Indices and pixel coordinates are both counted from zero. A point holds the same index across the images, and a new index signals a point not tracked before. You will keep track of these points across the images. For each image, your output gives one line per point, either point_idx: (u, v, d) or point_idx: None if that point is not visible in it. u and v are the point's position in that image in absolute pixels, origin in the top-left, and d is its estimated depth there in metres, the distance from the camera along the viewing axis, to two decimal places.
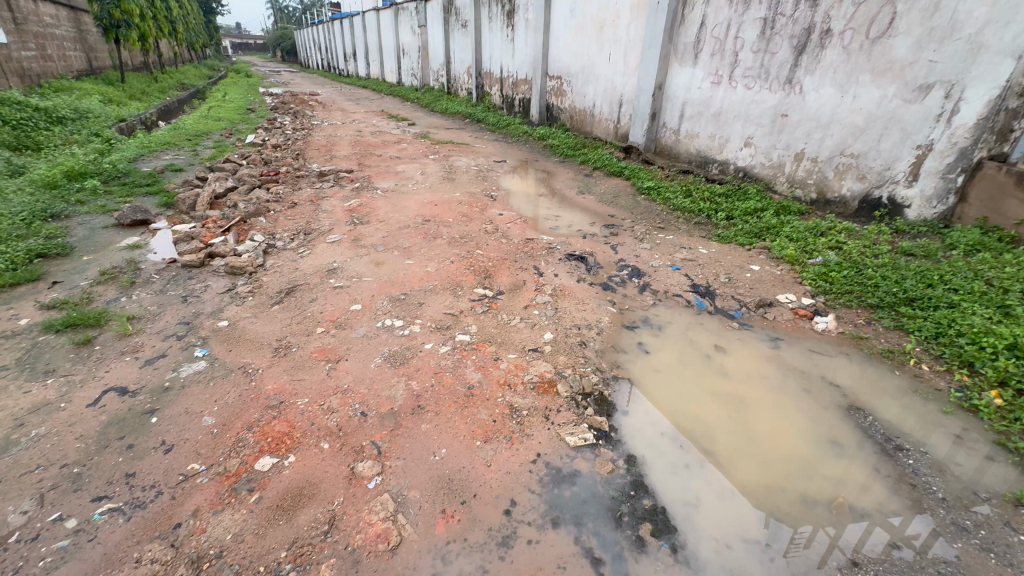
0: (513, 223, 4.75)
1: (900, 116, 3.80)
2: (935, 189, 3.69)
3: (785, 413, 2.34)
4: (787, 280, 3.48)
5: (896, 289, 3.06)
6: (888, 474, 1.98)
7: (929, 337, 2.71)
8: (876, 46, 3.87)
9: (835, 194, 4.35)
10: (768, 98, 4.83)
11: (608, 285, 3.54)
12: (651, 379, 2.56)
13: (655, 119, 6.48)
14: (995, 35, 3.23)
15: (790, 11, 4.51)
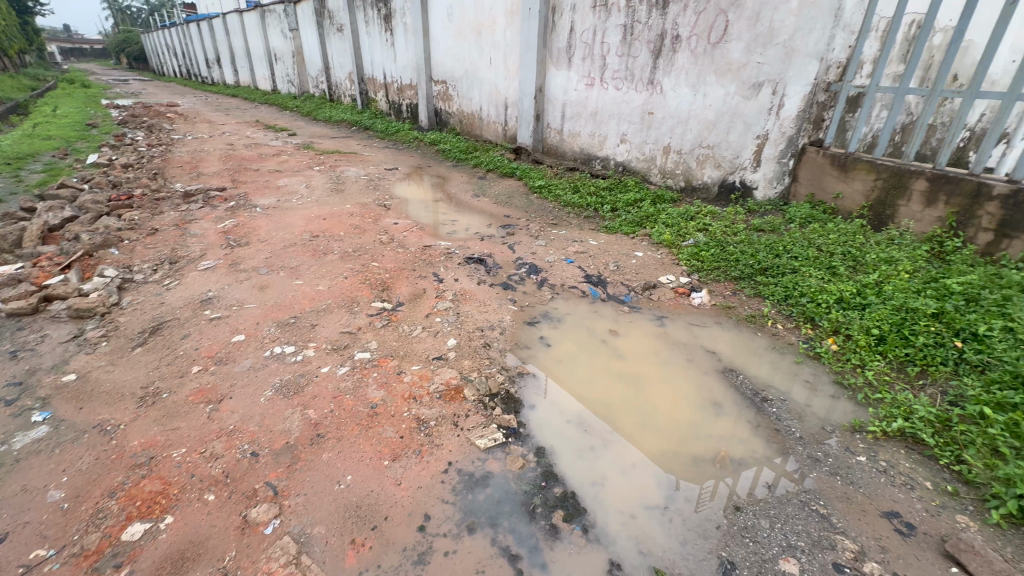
0: (409, 231, 4.65)
1: (741, 111, 4.35)
2: (774, 172, 4.29)
3: (674, 383, 2.57)
4: (667, 262, 3.83)
5: (752, 261, 3.51)
6: (759, 424, 2.26)
7: (780, 299, 3.15)
8: (716, 50, 4.40)
9: (699, 181, 4.86)
10: (636, 98, 5.28)
11: (508, 284, 3.61)
12: (554, 369, 2.66)
13: (539, 120, 6.75)
14: (802, 40, 3.83)
15: (644, 18, 4.96)
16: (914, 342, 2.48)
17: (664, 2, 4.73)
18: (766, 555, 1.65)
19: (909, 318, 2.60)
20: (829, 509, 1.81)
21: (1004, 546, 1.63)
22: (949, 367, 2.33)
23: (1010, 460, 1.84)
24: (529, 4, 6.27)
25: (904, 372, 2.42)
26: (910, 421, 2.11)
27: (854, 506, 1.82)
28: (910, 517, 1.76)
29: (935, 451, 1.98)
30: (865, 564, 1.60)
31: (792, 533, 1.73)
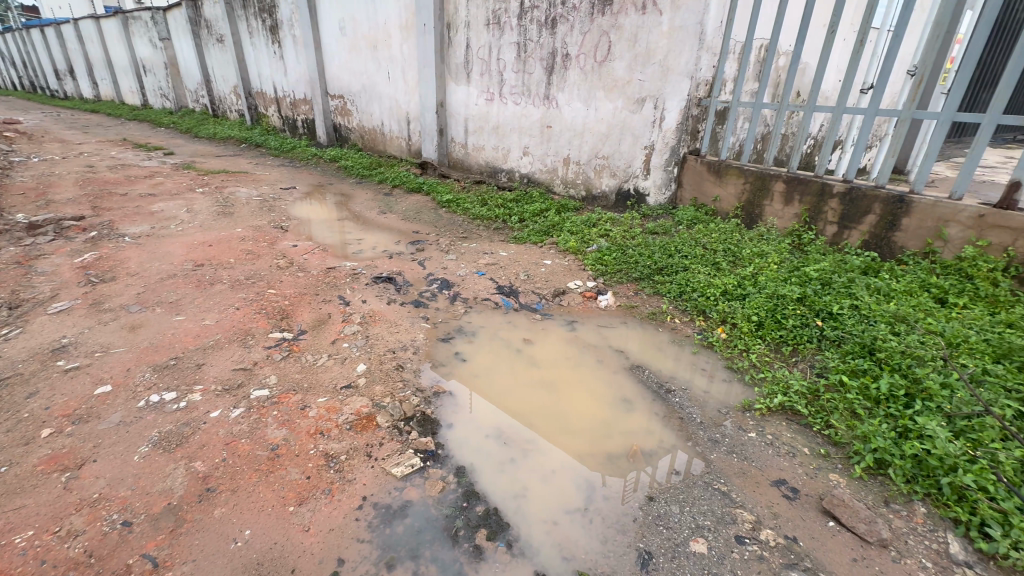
0: (310, 253, 4.37)
1: (629, 124, 4.68)
2: (662, 179, 4.65)
3: (587, 385, 2.66)
4: (574, 268, 3.99)
5: (649, 262, 3.77)
6: (665, 415, 2.41)
7: (676, 296, 3.40)
8: (602, 68, 4.72)
9: (598, 190, 5.13)
10: (534, 112, 5.49)
11: (419, 301, 3.52)
12: (470, 384, 2.63)
13: (443, 135, 6.75)
14: (675, 60, 4.22)
15: (536, 37, 5.20)
16: (785, 325, 2.81)
17: (552, 22, 5.00)
18: (678, 540, 1.75)
19: (780, 303, 2.94)
20: (728, 485, 1.97)
21: (866, 495, 1.88)
22: (814, 344, 2.67)
23: (864, 419, 2.13)
24: (423, 20, 6.27)
25: (780, 352, 2.73)
26: (788, 395, 2.37)
27: (749, 479, 1.99)
28: (794, 482, 1.97)
29: (809, 419, 2.24)
30: (762, 532, 1.76)
31: (699, 513, 1.85)
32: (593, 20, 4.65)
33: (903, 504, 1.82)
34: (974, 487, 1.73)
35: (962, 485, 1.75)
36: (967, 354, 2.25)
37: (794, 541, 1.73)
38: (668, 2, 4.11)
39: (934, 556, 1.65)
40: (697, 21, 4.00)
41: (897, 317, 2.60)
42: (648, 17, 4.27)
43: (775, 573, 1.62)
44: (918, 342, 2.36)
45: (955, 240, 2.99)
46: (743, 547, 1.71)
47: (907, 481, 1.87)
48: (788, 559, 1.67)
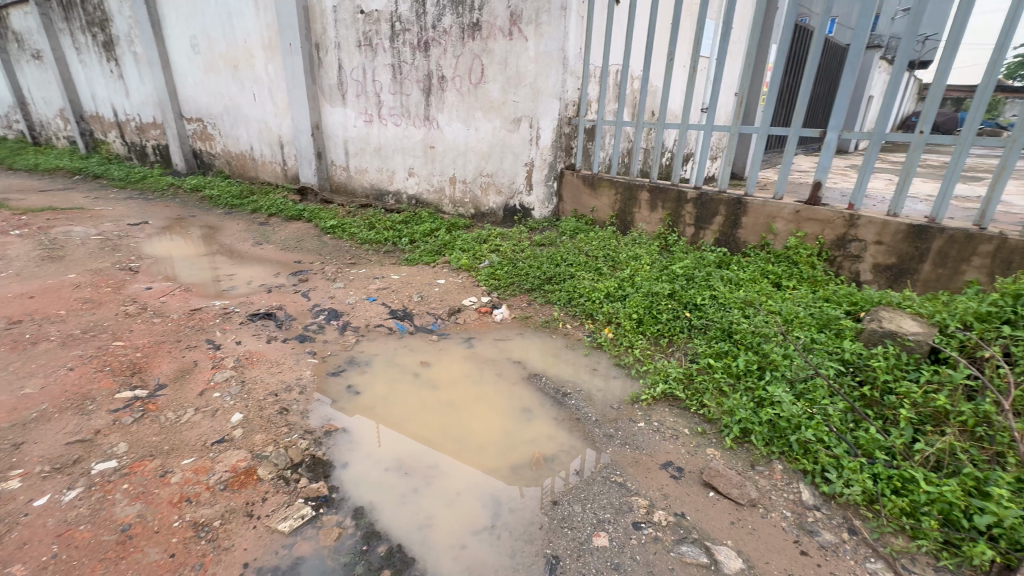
0: (169, 295, 3.84)
1: (508, 143, 4.87)
2: (544, 194, 4.88)
3: (487, 400, 2.66)
4: (468, 285, 4.00)
5: (539, 273, 3.92)
6: (563, 418, 2.49)
7: (566, 302, 3.57)
8: (477, 90, 4.87)
9: (486, 207, 5.24)
10: (415, 133, 5.47)
11: (305, 336, 3.27)
12: (366, 418, 2.49)
13: (321, 158, 6.43)
14: (544, 82, 4.47)
15: (410, 59, 5.22)
16: (660, 319, 3.08)
17: (425, 45, 5.05)
18: (582, 538, 1.80)
19: (654, 300, 3.23)
20: (624, 476, 2.09)
21: (737, 462, 2.11)
22: (685, 333, 2.96)
23: (729, 394, 2.40)
24: (289, 40, 5.96)
25: (659, 345, 2.98)
26: (668, 382, 2.59)
27: (641, 466, 2.14)
28: (679, 462, 2.15)
29: (686, 402, 2.47)
30: (655, 514, 1.88)
31: (599, 508, 1.92)
32: (465, 43, 4.79)
33: (765, 465, 2.08)
34: (814, 439, 2.03)
35: (806, 440, 2.05)
36: (799, 328, 2.66)
37: (682, 517, 1.87)
38: (532, 29, 4.38)
39: (792, 505, 1.90)
40: (559, 48, 4.30)
41: (746, 302, 3.00)
42: (515, 43, 4.51)
43: (669, 550, 1.74)
44: (764, 322, 2.74)
45: (782, 233, 3.52)
46: (640, 532, 1.81)
47: (766, 444, 2.13)
48: (679, 534, 1.80)
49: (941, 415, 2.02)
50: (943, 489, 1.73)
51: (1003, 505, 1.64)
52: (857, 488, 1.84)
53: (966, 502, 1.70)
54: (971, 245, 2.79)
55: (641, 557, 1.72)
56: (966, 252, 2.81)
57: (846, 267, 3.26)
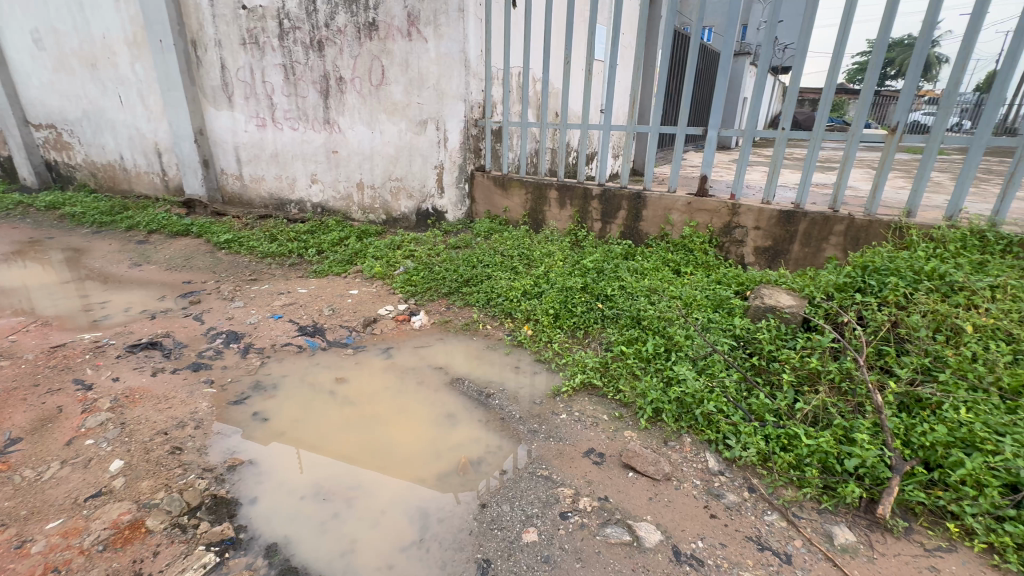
0: (22, 332, 3.27)
1: (416, 145, 4.77)
2: (456, 197, 4.85)
3: (410, 411, 2.58)
4: (384, 293, 3.86)
5: (456, 276, 3.88)
6: (488, 419, 2.49)
7: (485, 303, 3.57)
8: (379, 91, 4.71)
9: (398, 212, 5.09)
10: (315, 137, 5.17)
11: (199, 363, 2.95)
12: (278, 445, 2.31)
13: (209, 167, 5.85)
14: (448, 84, 4.44)
15: (302, 59, 4.92)
16: (575, 312, 3.19)
17: (318, 44, 4.79)
18: (512, 537, 1.80)
19: (569, 295, 3.34)
20: (549, 468, 2.13)
21: (652, 440, 2.25)
22: (599, 324, 3.10)
23: (641, 377, 2.55)
24: (158, 36, 5.34)
25: (576, 337, 3.09)
26: (586, 372, 2.69)
27: (564, 456, 2.19)
28: (600, 447, 2.23)
29: (604, 389, 2.58)
30: (580, 501, 1.94)
31: (527, 504, 1.94)
32: (362, 44, 4.62)
33: (676, 440, 2.23)
34: (716, 411, 2.22)
35: (709, 412, 2.23)
36: (697, 309, 2.90)
37: (605, 500, 1.95)
38: (431, 30, 4.33)
39: (700, 473, 2.06)
40: (460, 49, 4.28)
41: (651, 290, 3.21)
42: (415, 44, 4.42)
43: (595, 534, 1.80)
44: (667, 307, 2.95)
45: (678, 224, 3.81)
46: (566, 521, 1.86)
47: (676, 420, 2.29)
48: (603, 518, 1.87)
49: (814, 375, 2.30)
50: (818, 441, 1.97)
51: (865, 448, 1.90)
52: (752, 449, 2.04)
53: (837, 450, 1.94)
54: (828, 226, 3.21)
55: (569, 545, 1.76)
56: (825, 232, 3.23)
57: (733, 251, 3.61)
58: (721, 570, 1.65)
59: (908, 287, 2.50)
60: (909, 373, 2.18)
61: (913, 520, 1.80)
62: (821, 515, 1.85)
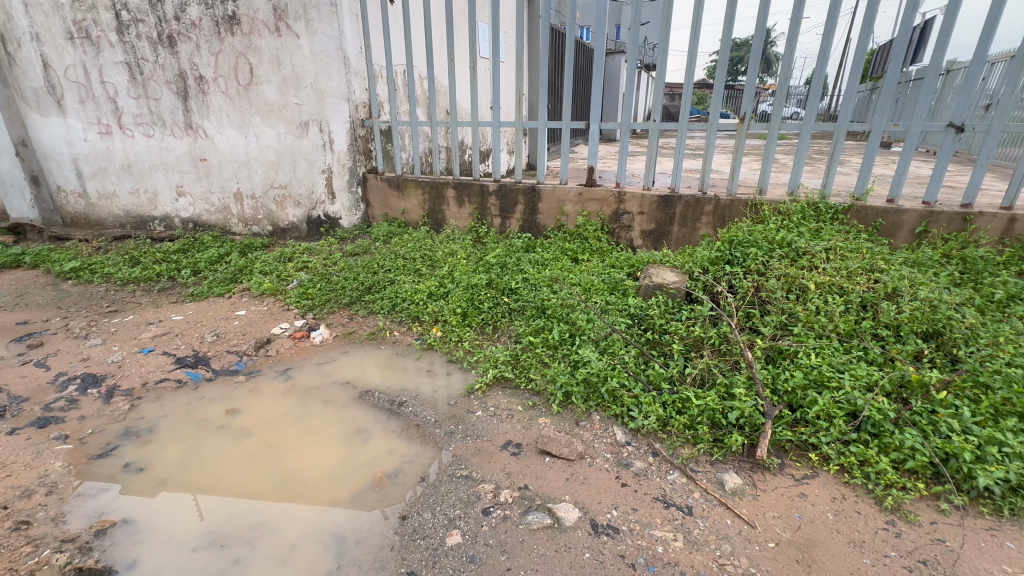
0: None
1: (298, 149, 4.44)
2: (349, 202, 4.62)
3: (317, 432, 2.41)
4: (276, 311, 3.55)
5: (357, 284, 3.70)
6: (403, 428, 2.42)
7: (390, 309, 3.45)
8: (249, 92, 4.31)
9: (286, 222, 4.72)
10: (176, 144, 4.60)
11: (47, 417, 2.49)
12: (162, 495, 2.04)
13: (40, 184, 4.94)
14: (327, 83, 4.19)
15: (150, 56, 4.33)
16: (483, 309, 3.22)
17: (169, 39, 4.25)
18: (436, 543, 1.77)
19: (474, 292, 3.36)
20: (468, 468, 2.12)
21: (565, 423, 2.34)
22: (507, 318, 3.15)
23: (550, 364, 2.64)
24: None
25: (486, 333, 3.11)
26: (497, 367, 2.71)
27: (483, 453, 2.20)
28: (517, 438, 2.27)
29: (516, 380, 2.63)
30: (501, 495, 1.96)
31: (448, 508, 1.92)
32: (222, 39, 4.18)
33: (586, 419, 2.35)
34: (619, 386, 2.38)
35: (613, 388, 2.37)
36: (596, 294, 3.07)
37: (525, 488, 1.99)
38: (302, 25, 4.04)
39: (611, 447, 2.18)
40: (337, 46, 4.06)
41: (552, 279, 3.34)
42: (285, 40, 4.10)
43: (517, 524, 1.83)
44: (568, 294, 3.08)
45: (572, 214, 3.99)
46: (489, 516, 1.87)
47: (585, 400, 2.40)
48: (524, 506, 1.91)
49: (699, 341, 2.56)
50: (706, 400, 2.19)
51: (743, 400, 2.16)
52: (652, 417, 2.21)
53: (722, 405, 2.18)
54: (700, 207, 3.58)
55: (494, 540, 1.77)
56: (697, 213, 3.59)
57: (623, 236, 3.87)
58: (634, 533, 1.77)
59: (765, 256, 2.90)
60: (771, 330, 2.52)
61: (785, 456, 2.08)
62: (713, 465, 2.05)
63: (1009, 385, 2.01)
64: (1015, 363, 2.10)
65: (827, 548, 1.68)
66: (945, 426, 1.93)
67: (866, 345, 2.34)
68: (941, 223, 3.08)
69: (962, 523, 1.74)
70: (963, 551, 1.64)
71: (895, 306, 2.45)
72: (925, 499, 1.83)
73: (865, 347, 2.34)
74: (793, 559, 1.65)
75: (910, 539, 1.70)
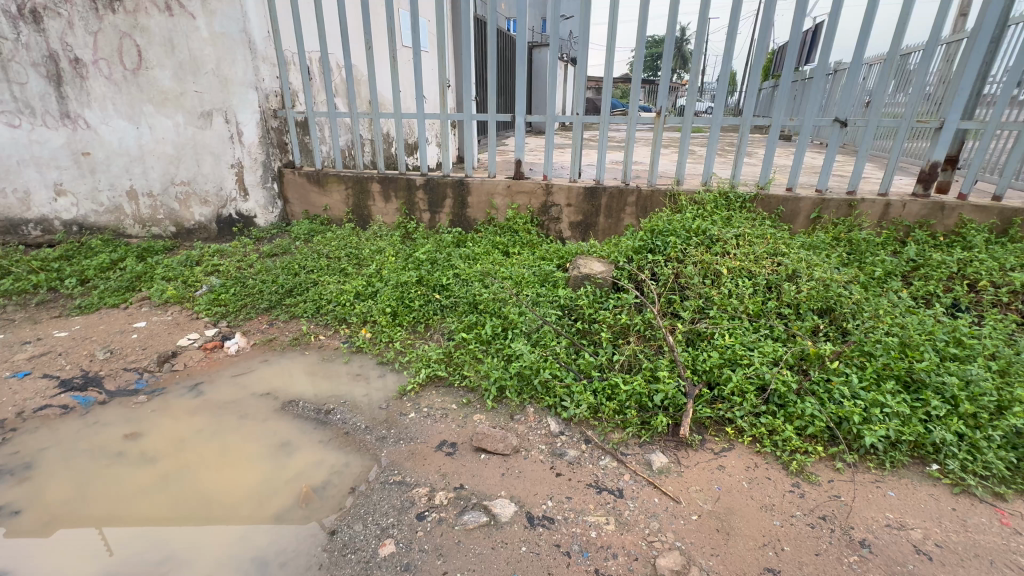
0: None
1: (201, 142, 4.05)
2: (264, 199, 4.32)
3: (233, 449, 2.23)
4: (183, 320, 3.23)
5: (275, 287, 3.45)
6: (331, 438, 2.29)
7: (314, 312, 3.25)
8: (139, 77, 3.85)
9: (191, 222, 4.30)
10: (51, 136, 4.01)
11: None
12: (56, 535, 1.83)
13: None
14: (231, 69, 3.86)
15: (10, 34, 3.74)
16: (413, 307, 3.13)
17: (33, 15, 3.70)
18: (367, 556, 1.70)
19: (404, 290, 3.25)
20: (401, 473, 2.05)
21: (500, 418, 2.34)
22: (439, 315, 3.09)
23: (483, 360, 2.62)
24: None
25: (417, 331, 3.03)
26: (430, 366, 2.65)
27: (417, 456, 2.14)
28: (452, 438, 2.24)
29: (450, 379, 2.58)
30: (436, 497, 1.92)
31: (381, 517, 1.85)
32: (101, 17, 3.70)
33: (520, 412, 2.36)
34: (552, 377, 2.41)
35: (545, 379, 2.40)
36: (527, 287, 3.09)
37: (461, 488, 1.96)
38: (197, 4, 3.67)
39: (545, 438, 2.21)
40: (240, 29, 3.75)
41: (484, 273, 3.31)
42: (178, 20, 3.71)
43: (453, 526, 1.80)
44: (500, 288, 3.08)
45: (501, 207, 3.97)
46: (424, 521, 1.82)
47: (519, 394, 2.41)
48: (460, 506, 1.88)
49: (625, 329, 2.66)
50: (633, 385, 2.28)
51: (666, 382, 2.26)
52: (583, 406, 2.26)
53: (648, 389, 2.27)
54: (623, 198, 3.70)
55: (429, 544, 1.73)
56: (621, 204, 3.72)
57: (553, 228, 3.92)
58: (569, 521, 1.80)
59: (683, 244, 3.06)
60: (690, 314, 2.66)
61: (705, 432, 2.21)
62: (642, 447, 2.14)
63: (888, 352, 2.27)
64: (892, 332, 2.38)
65: (743, 515, 1.81)
66: (838, 392, 2.14)
67: (772, 323, 2.55)
68: (831, 210, 3.41)
69: (854, 479, 1.95)
70: (854, 504, 1.84)
71: (795, 287, 2.69)
72: (823, 460, 2.03)
73: (771, 325, 2.55)
74: (713, 529, 1.76)
75: (811, 499, 1.87)
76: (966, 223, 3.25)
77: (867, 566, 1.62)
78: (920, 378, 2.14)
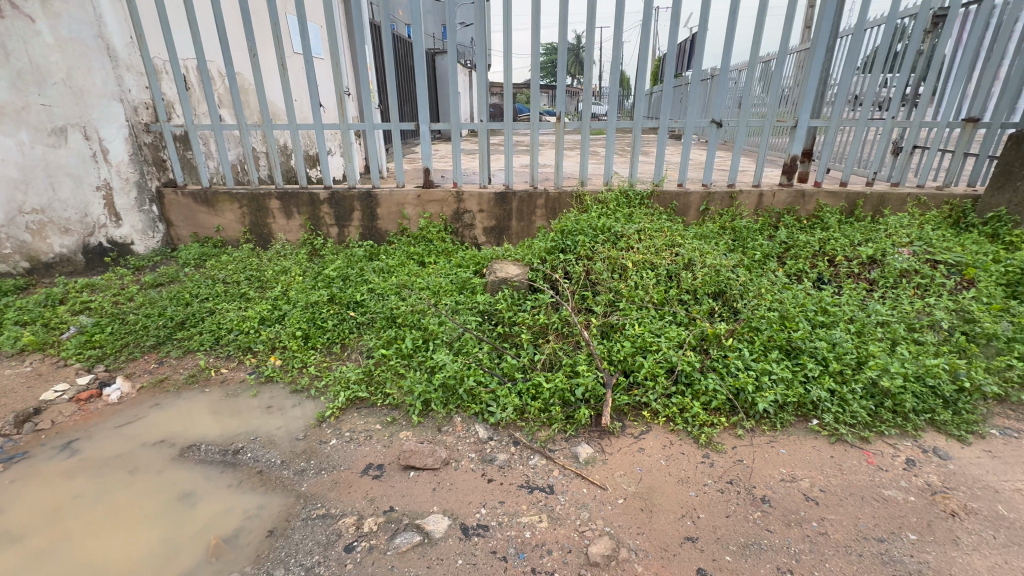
0: None
1: (56, 162, 3.46)
2: (142, 223, 3.90)
3: (123, 509, 1.96)
4: (46, 370, 2.78)
5: (163, 320, 3.09)
6: (240, 481, 2.09)
7: (213, 344, 2.96)
8: None
9: (50, 255, 3.65)
10: None
11: None
12: None
13: None
14: (86, 79, 3.41)
15: None
16: (326, 327, 2.97)
17: None
18: None
19: (315, 310, 3.08)
20: (325, 505, 1.94)
21: (427, 432, 2.30)
22: (355, 333, 2.96)
23: (406, 374, 2.55)
24: None
25: (333, 352, 2.87)
26: (349, 388, 2.52)
27: (342, 485, 2.03)
28: (379, 460, 2.15)
29: (372, 398, 2.48)
30: (365, 525, 1.83)
31: (305, 556, 1.73)
32: None
33: (448, 423, 2.33)
34: (478, 383, 2.41)
35: (470, 387, 2.40)
36: (445, 295, 3.07)
37: (391, 511, 1.90)
38: (35, 4, 3.16)
39: (475, 446, 2.20)
40: (95, 34, 3.37)
41: (399, 286, 3.24)
42: (11, 22, 3.13)
43: (386, 551, 1.73)
44: (417, 300, 3.03)
45: (413, 217, 3.90)
46: (353, 552, 1.73)
47: (445, 405, 2.38)
48: (392, 530, 1.81)
49: (544, 328, 2.74)
50: (555, 382, 2.35)
51: (587, 375, 2.36)
52: (510, 409, 2.29)
53: (569, 384, 2.35)
54: (533, 201, 3.80)
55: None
56: (531, 207, 3.82)
57: (467, 235, 3.93)
58: (503, 526, 1.81)
59: (591, 242, 3.23)
60: (602, 307, 2.80)
61: (625, 418, 2.33)
62: (568, 441, 2.21)
63: (771, 326, 2.56)
64: (773, 307, 2.69)
65: (663, 491, 1.94)
66: (734, 365, 2.38)
67: (675, 309, 2.76)
68: (716, 202, 3.77)
69: (752, 442, 2.16)
70: (754, 466, 2.04)
71: (691, 274, 2.94)
72: (727, 429, 2.23)
73: (675, 311, 2.76)
74: (638, 509, 1.87)
75: (720, 466, 2.05)
76: (823, 207, 3.77)
77: (768, 519, 1.81)
78: (798, 345, 2.44)
